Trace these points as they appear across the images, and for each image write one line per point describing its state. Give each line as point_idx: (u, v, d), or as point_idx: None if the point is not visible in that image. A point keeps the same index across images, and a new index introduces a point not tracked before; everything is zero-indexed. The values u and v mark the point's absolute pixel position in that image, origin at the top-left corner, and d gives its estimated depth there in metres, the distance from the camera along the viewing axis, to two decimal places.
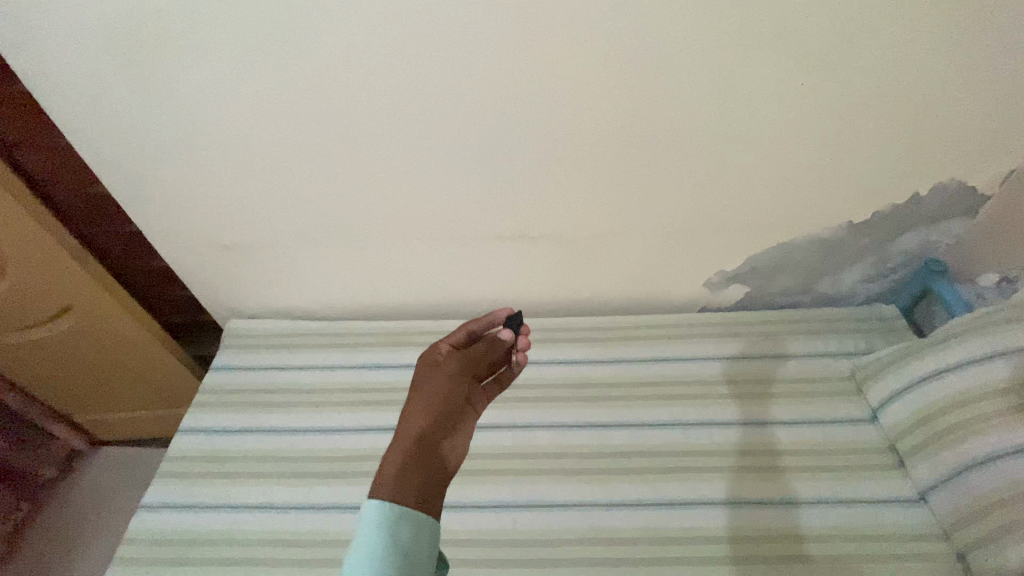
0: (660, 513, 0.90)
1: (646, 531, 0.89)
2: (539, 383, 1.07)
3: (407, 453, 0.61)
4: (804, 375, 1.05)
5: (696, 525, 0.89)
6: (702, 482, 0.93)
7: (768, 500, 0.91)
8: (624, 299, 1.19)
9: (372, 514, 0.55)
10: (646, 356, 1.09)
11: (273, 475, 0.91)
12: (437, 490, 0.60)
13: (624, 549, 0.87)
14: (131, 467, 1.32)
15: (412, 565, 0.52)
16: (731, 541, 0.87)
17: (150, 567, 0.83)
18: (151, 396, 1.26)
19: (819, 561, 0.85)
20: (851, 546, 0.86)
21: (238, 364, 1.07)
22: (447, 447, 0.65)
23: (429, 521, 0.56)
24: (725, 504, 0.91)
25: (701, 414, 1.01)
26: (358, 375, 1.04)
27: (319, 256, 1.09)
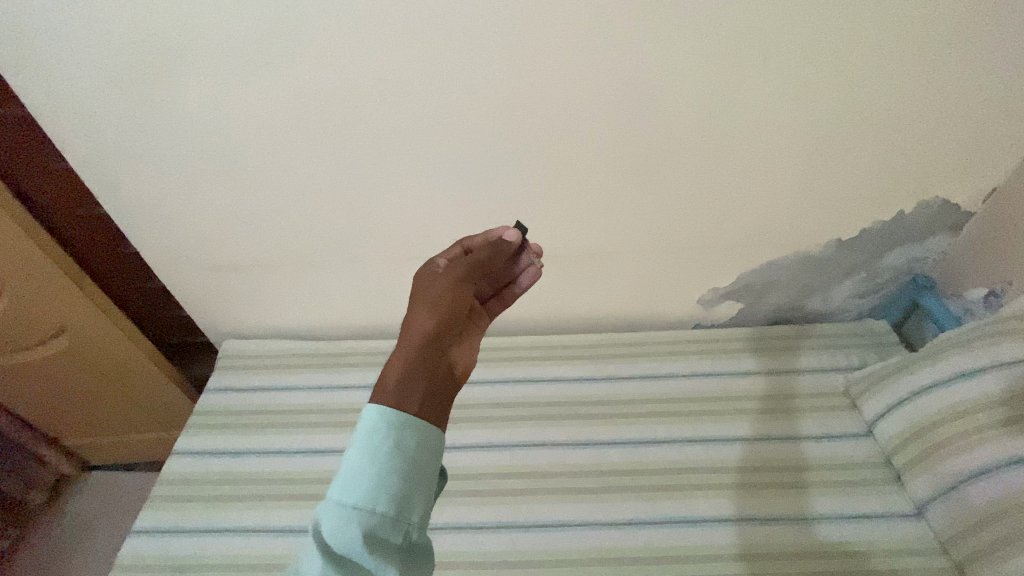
0: (662, 531, 0.90)
1: (648, 549, 0.88)
2: (537, 402, 1.07)
3: (412, 355, 0.56)
4: (799, 391, 1.06)
5: (697, 542, 0.88)
6: (702, 499, 0.93)
7: (768, 516, 0.90)
8: (618, 317, 1.20)
9: (376, 414, 0.50)
10: (641, 373, 1.10)
11: (268, 497, 0.90)
12: (442, 399, 0.56)
13: (627, 569, 0.86)
14: (122, 492, 1.29)
15: (414, 476, 0.49)
16: (733, 559, 0.86)
17: None
18: (143, 419, 1.24)
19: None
20: (851, 561, 0.85)
21: (234, 386, 1.06)
22: (454, 353, 0.59)
23: (434, 431, 0.52)
24: (724, 521, 0.90)
25: (698, 431, 1.01)
26: (354, 396, 1.03)
27: (316, 277, 1.10)
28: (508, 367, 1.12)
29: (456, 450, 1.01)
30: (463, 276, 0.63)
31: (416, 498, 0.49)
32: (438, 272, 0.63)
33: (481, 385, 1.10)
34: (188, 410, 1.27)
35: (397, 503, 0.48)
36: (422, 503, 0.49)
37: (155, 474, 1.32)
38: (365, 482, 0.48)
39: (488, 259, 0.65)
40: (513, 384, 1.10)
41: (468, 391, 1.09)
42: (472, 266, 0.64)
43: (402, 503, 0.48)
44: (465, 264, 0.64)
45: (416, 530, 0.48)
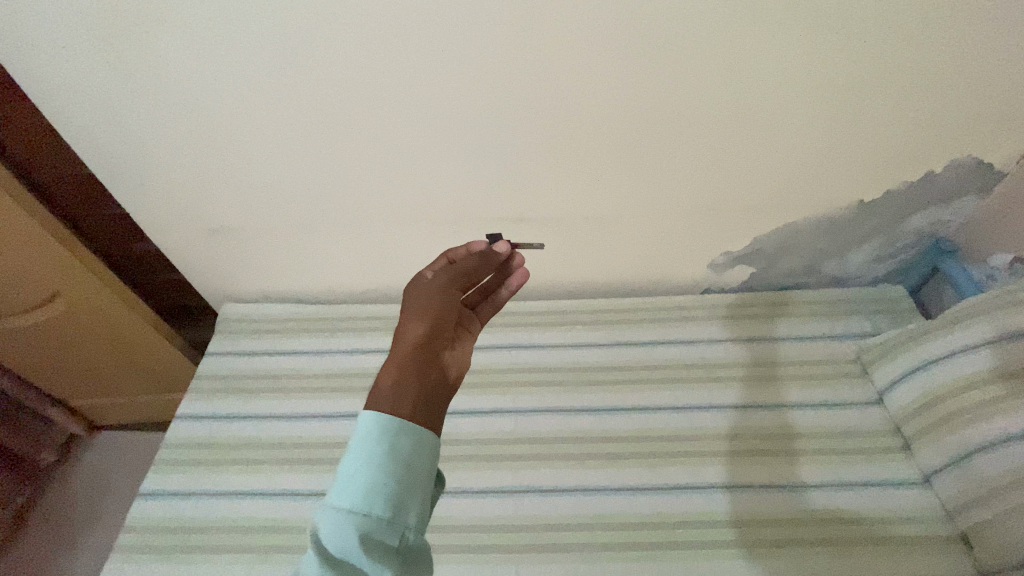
0: (663, 498, 0.90)
1: (650, 516, 0.88)
2: (541, 368, 1.06)
3: (403, 362, 0.54)
4: (810, 358, 1.03)
5: (699, 509, 0.88)
6: (704, 466, 0.92)
7: (771, 484, 0.90)
8: (625, 283, 1.17)
9: (368, 419, 0.49)
10: (648, 340, 1.08)
11: (272, 461, 0.89)
12: (437, 404, 0.54)
13: (629, 534, 0.87)
14: (131, 451, 1.31)
15: (410, 479, 0.47)
16: (734, 526, 0.86)
17: (139, 557, 0.80)
18: (147, 381, 1.25)
19: (824, 544, 0.84)
20: (855, 528, 0.85)
21: (235, 350, 1.05)
22: (447, 357, 0.58)
23: (430, 436, 0.50)
24: (725, 488, 0.90)
25: (704, 399, 0.99)
26: (357, 361, 1.02)
27: (314, 240, 1.06)
28: (511, 333, 1.10)
29: (459, 415, 1.00)
30: (449, 284, 0.64)
31: (412, 501, 0.47)
32: (424, 284, 0.64)
33: (485, 352, 1.08)
34: (191, 372, 1.26)
35: (394, 505, 0.46)
36: (418, 505, 0.47)
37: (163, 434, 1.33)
38: (360, 485, 0.46)
39: (474, 267, 0.68)
40: (518, 350, 1.08)
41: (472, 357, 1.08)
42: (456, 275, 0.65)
43: (398, 506, 0.46)
44: (450, 273, 0.66)
45: (413, 533, 0.46)
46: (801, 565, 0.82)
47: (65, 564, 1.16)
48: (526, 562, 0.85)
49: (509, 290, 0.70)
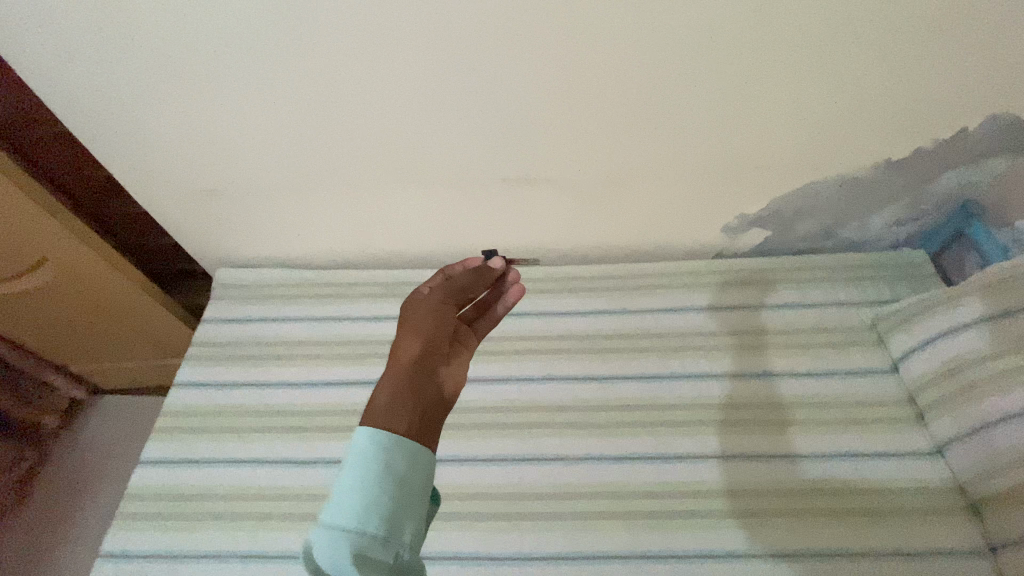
0: (668, 466, 0.88)
1: (654, 484, 0.87)
2: (547, 336, 1.03)
3: (399, 378, 0.54)
4: (823, 325, 1.00)
5: (687, 479, 0.87)
6: (705, 436, 0.91)
7: (779, 454, 0.88)
8: (633, 249, 1.12)
9: (363, 436, 0.48)
10: (656, 307, 1.05)
11: (272, 429, 0.88)
12: (434, 421, 0.53)
13: (632, 503, 0.86)
14: (133, 415, 1.31)
15: (406, 497, 0.46)
16: (735, 496, 0.86)
17: (140, 524, 0.80)
18: (145, 346, 1.23)
19: (831, 514, 0.83)
20: (863, 498, 0.84)
21: (232, 316, 1.02)
22: (444, 372, 0.58)
23: (426, 453, 0.49)
24: (719, 458, 0.89)
25: (712, 368, 0.97)
26: (356, 328, 0.99)
27: (308, 203, 1.01)
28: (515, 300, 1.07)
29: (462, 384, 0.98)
30: (444, 298, 0.65)
31: (408, 519, 0.46)
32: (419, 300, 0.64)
33: None
34: (188, 337, 1.24)
35: (388, 524, 0.45)
36: (413, 524, 0.46)
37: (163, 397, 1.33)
38: (354, 504, 0.45)
39: (469, 283, 0.71)
40: (523, 318, 1.05)
41: None
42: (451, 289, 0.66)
43: (393, 524, 0.45)
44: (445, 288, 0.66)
45: (407, 552, 0.45)
46: (807, 535, 0.81)
47: (76, 526, 1.17)
48: (528, 528, 0.85)
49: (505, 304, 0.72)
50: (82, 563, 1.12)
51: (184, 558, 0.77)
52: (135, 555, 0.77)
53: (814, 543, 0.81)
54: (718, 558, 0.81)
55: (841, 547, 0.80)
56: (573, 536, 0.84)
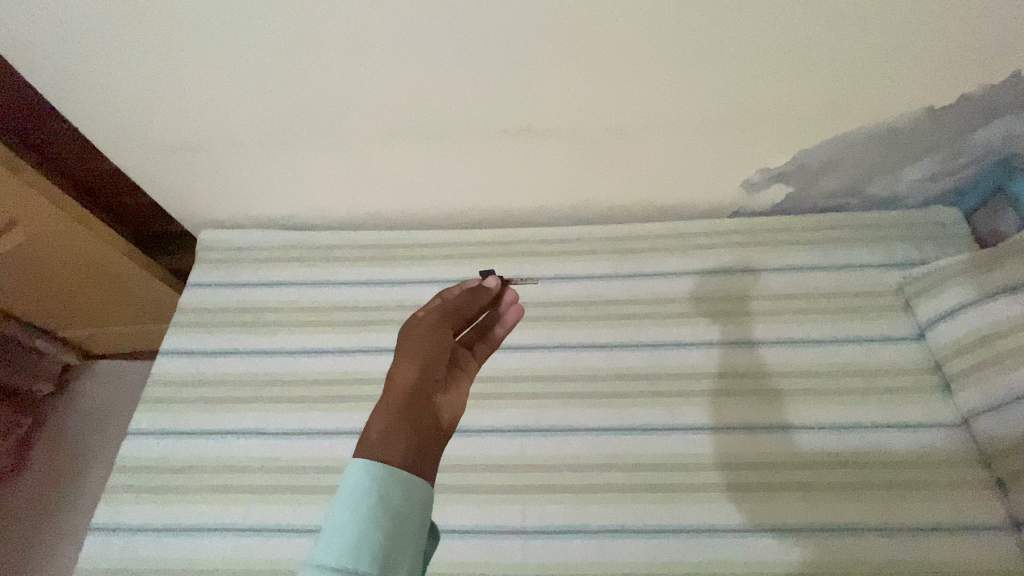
0: (651, 438, 0.82)
1: (647, 456, 0.81)
2: (550, 302, 0.95)
3: (396, 405, 0.53)
4: (845, 289, 0.94)
5: (677, 451, 0.81)
6: (687, 407, 0.84)
7: (768, 424, 0.83)
8: (642, 207, 1.05)
9: (359, 472, 0.46)
10: (667, 270, 0.97)
11: (262, 399, 0.84)
12: (430, 451, 0.52)
13: (631, 475, 0.79)
14: (127, 382, 1.28)
15: (403, 536, 0.45)
16: (727, 469, 0.79)
17: (130, 496, 0.77)
18: (132, 310, 1.20)
19: (853, 488, 0.78)
20: (885, 472, 0.79)
21: (217, 281, 0.97)
22: (441, 401, 0.57)
23: (425, 488, 0.48)
24: (707, 430, 0.82)
25: (727, 334, 0.90)
26: (347, 294, 0.94)
27: (291, 158, 0.93)
28: (515, 263, 0.98)
29: None
30: (442, 321, 0.63)
31: (405, 558, 0.44)
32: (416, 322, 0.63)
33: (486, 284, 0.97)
34: (175, 301, 1.20)
35: (385, 565, 0.43)
36: (410, 564, 0.45)
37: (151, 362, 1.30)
38: (349, 543, 0.43)
39: (465, 306, 0.66)
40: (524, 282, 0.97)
41: None
42: (449, 313, 0.64)
43: (389, 565, 0.43)
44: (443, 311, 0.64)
45: None
46: (828, 509, 0.76)
47: (74, 487, 1.17)
48: (532, 501, 0.78)
49: (503, 327, 0.69)
50: (80, 523, 1.12)
51: (177, 531, 0.75)
52: (128, 528, 0.75)
53: (834, 518, 0.76)
54: (712, 532, 0.75)
55: (862, 522, 0.76)
56: (581, 509, 0.77)
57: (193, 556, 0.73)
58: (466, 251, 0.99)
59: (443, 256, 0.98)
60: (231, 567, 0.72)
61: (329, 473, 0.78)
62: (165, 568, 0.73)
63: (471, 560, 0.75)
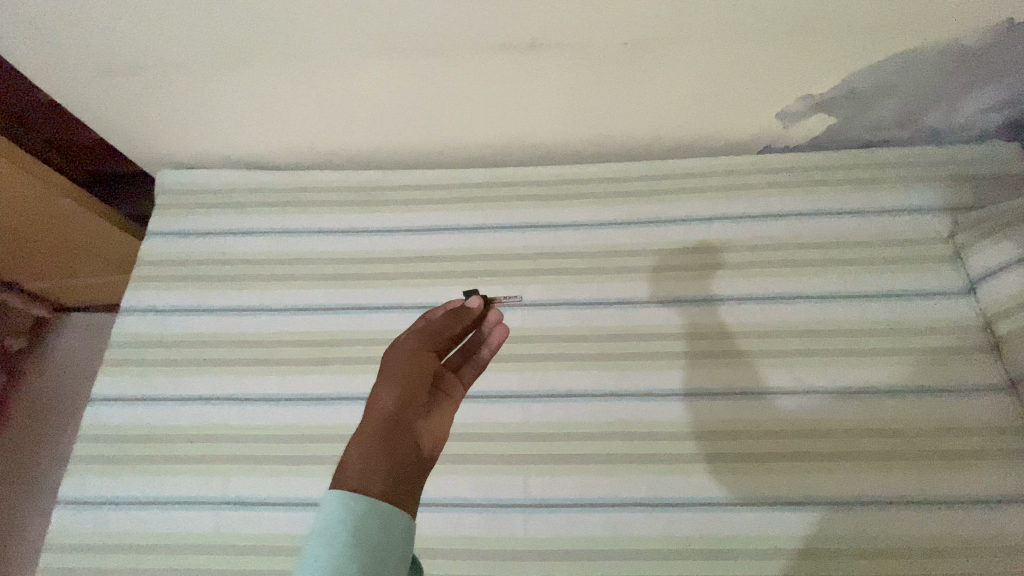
0: (646, 405, 0.73)
1: (650, 425, 0.72)
2: (555, 252, 0.84)
3: (372, 436, 0.49)
4: (887, 236, 0.83)
5: (653, 419, 0.73)
6: (656, 371, 0.75)
7: (739, 390, 0.74)
8: (660, 143, 0.92)
9: (334, 503, 0.43)
10: (688, 215, 0.85)
11: (236, 361, 0.76)
12: (411, 482, 0.48)
13: (631, 444, 0.71)
14: (98, 335, 1.21)
15: (380, 568, 0.41)
16: (701, 438, 0.71)
17: (97, 467, 0.71)
18: (91, 258, 1.08)
19: (895, 459, 0.69)
20: (926, 440, 0.70)
21: (181, 229, 0.86)
22: (422, 427, 0.52)
23: (404, 518, 0.44)
24: (682, 395, 0.74)
25: (755, 289, 0.80)
26: (327, 244, 0.84)
27: (252, 84, 0.80)
28: (516, 208, 0.86)
29: None
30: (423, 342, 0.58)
31: None
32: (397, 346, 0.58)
33: (482, 232, 0.85)
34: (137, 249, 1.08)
35: None
36: None
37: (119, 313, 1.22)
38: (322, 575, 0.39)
39: (448, 326, 0.60)
40: (527, 230, 0.85)
41: (471, 240, 0.84)
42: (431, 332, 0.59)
43: None
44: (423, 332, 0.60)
45: None
46: (865, 482, 0.68)
47: (52, 443, 1.12)
48: (535, 472, 0.70)
49: (490, 347, 0.64)
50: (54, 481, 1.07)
51: (151, 505, 0.69)
52: (98, 501, 0.70)
53: (873, 492, 0.68)
54: (713, 506, 0.68)
55: (904, 495, 0.68)
56: (589, 482, 0.70)
57: (169, 531, 0.68)
58: (460, 195, 0.87)
59: (434, 201, 0.87)
60: (211, 542, 0.67)
61: (313, 442, 0.71)
62: (140, 544, 0.67)
63: (467, 535, 0.68)
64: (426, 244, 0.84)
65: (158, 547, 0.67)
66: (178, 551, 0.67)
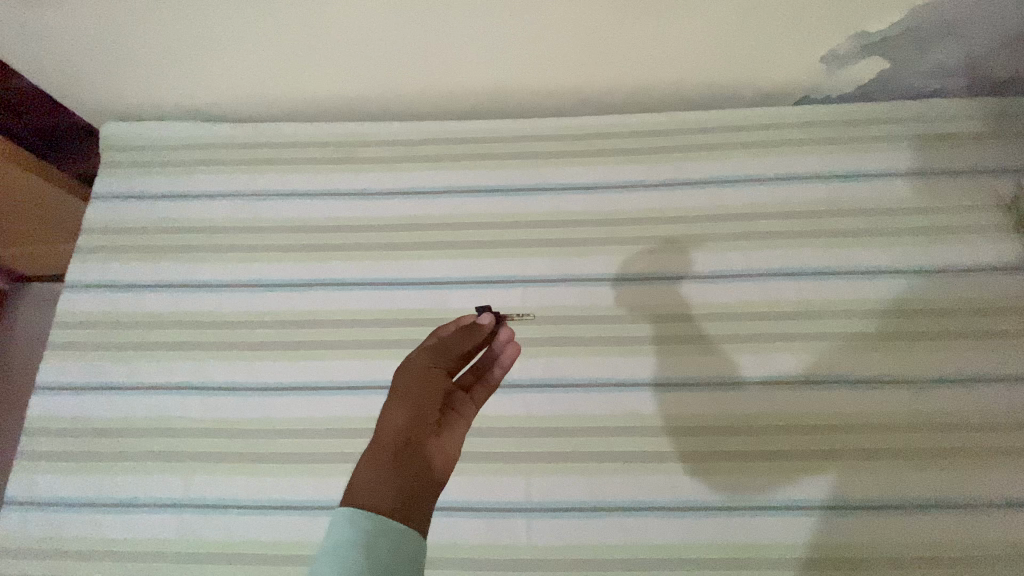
0: (667, 397, 0.63)
1: (673, 419, 0.63)
2: (560, 219, 0.72)
3: (379, 457, 0.46)
4: (943, 201, 0.71)
5: (624, 412, 0.63)
6: (645, 356, 0.65)
7: (710, 380, 0.64)
8: (682, 92, 0.79)
9: (342, 524, 0.40)
10: (715, 177, 0.73)
11: (197, 345, 0.67)
12: (418, 506, 0.44)
13: (650, 442, 0.62)
14: (31, 313, 1.08)
15: None
16: (675, 434, 0.62)
17: (45, 464, 0.63)
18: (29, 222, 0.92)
19: (948, 456, 0.61)
20: (980, 437, 0.61)
21: (130, 192, 0.75)
22: (430, 449, 0.49)
23: (415, 540, 0.41)
24: (648, 385, 0.64)
25: (790, 262, 0.69)
26: (297, 210, 0.73)
27: (196, 14, 0.66)
28: (515, 168, 0.74)
29: (448, 286, 0.69)
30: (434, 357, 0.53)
31: None
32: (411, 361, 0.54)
33: (477, 196, 0.73)
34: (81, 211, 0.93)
35: None
36: None
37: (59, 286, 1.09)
38: None
39: (457, 343, 0.53)
40: (528, 194, 0.73)
41: (464, 205, 0.73)
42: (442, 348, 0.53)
43: None
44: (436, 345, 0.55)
45: None
46: (912, 483, 0.60)
47: None
48: (538, 471, 0.61)
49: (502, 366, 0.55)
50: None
51: (107, 507, 0.61)
52: (47, 503, 0.62)
53: (922, 493, 0.60)
54: (741, 511, 0.59)
55: (956, 497, 0.59)
56: (600, 484, 0.61)
57: (129, 536, 0.60)
58: (451, 152, 0.75)
59: (421, 159, 0.75)
60: (176, 549, 0.60)
61: (287, 438, 0.63)
62: (96, 551, 0.60)
63: (463, 542, 0.60)
64: (412, 210, 0.73)
65: (117, 555, 0.60)
66: (140, 558, 0.60)
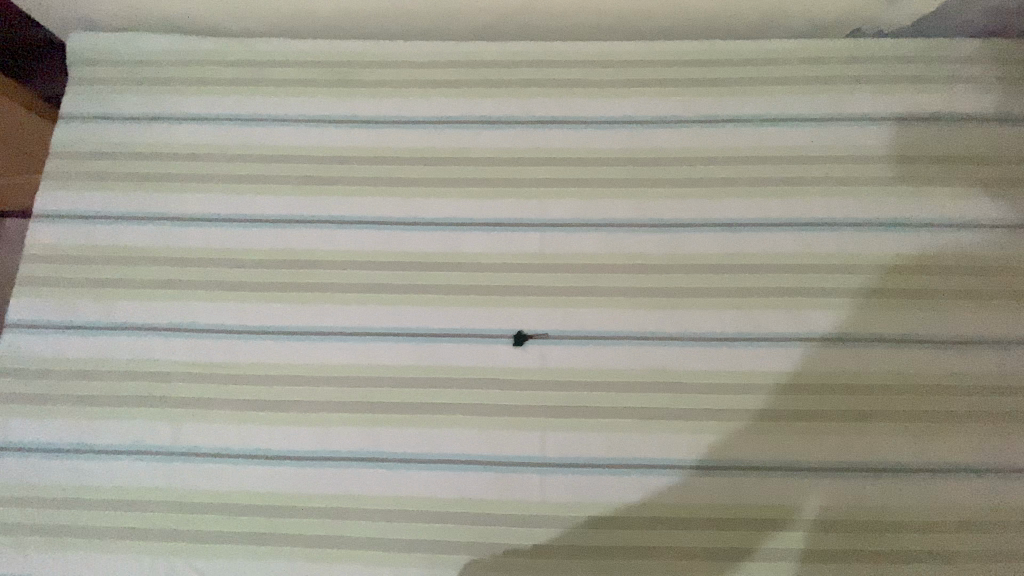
0: (692, 352, 0.59)
1: (700, 377, 0.58)
2: (583, 158, 0.65)
3: None
4: (1003, 149, 0.65)
5: (649, 368, 0.58)
6: (677, 310, 0.60)
7: (736, 336, 0.59)
8: (723, 21, 0.71)
9: None
10: (755, 116, 0.66)
11: (183, 284, 0.61)
12: None
13: (673, 400, 0.58)
14: None
15: None
16: (696, 391, 0.58)
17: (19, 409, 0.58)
18: None
19: (987, 421, 0.57)
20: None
21: (104, 112, 0.67)
22: None
23: None
24: (656, 339, 0.59)
25: (834, 211, 0.63)
26: (291, 137, 0.66)
27: None
28: (533, 99, 0.67)
29: (458, 230, 0.63)
30: None
31: None
32: None
33: (490, 128, 0.66)
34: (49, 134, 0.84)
35: None
36: None
37: (24, 220, 1.03)
38: None
39: None
40: (548, 129, 0.66)
41: (476, 138, 0.66)
42: None
43: None
44: None
45: None
46: (946, 447, 0.56)
47: None
48: (552, 426, 0.57)
49: None
50: None
51: (87, 454, 0.57)
52: (21, 448, 0.57)
53: (955, 458, 0.56)
54: (766, 471, 0.56)
55: (994, 463, 0.56)
56: (618, 442, 0.57)
57: (113, 483, 0.56)
58: (463, 78, 0.67)
59: (428, 86, 0.67)
60: (164, 498, 0.56)
61: (282, 387, 0.58)
62: (77, 499, 0.56)
63: (469, 498, 0.55)
64: (417, 142, 0.65)
65: (99, 502, 0.56)
66: (124, 506, 0.56)
